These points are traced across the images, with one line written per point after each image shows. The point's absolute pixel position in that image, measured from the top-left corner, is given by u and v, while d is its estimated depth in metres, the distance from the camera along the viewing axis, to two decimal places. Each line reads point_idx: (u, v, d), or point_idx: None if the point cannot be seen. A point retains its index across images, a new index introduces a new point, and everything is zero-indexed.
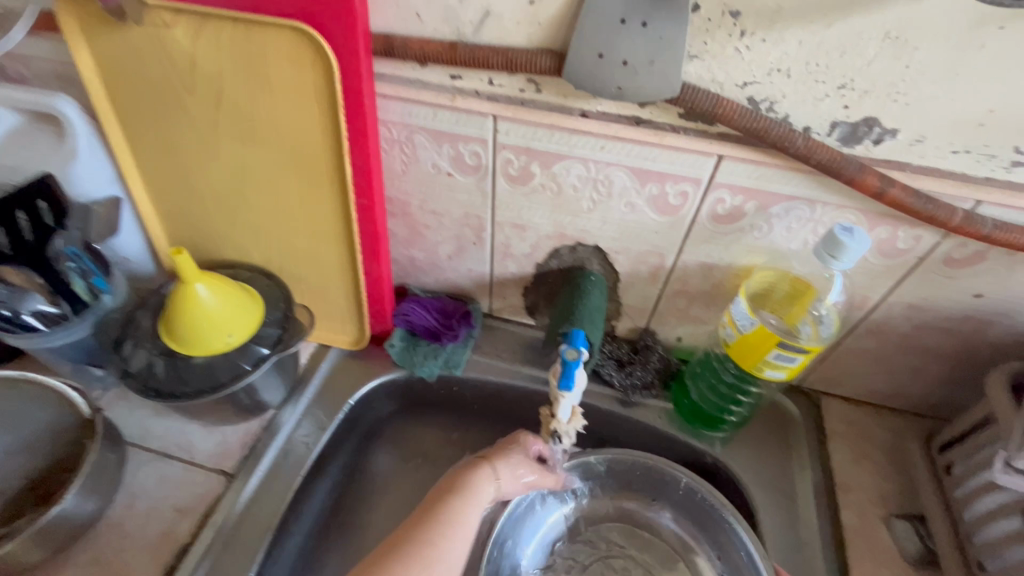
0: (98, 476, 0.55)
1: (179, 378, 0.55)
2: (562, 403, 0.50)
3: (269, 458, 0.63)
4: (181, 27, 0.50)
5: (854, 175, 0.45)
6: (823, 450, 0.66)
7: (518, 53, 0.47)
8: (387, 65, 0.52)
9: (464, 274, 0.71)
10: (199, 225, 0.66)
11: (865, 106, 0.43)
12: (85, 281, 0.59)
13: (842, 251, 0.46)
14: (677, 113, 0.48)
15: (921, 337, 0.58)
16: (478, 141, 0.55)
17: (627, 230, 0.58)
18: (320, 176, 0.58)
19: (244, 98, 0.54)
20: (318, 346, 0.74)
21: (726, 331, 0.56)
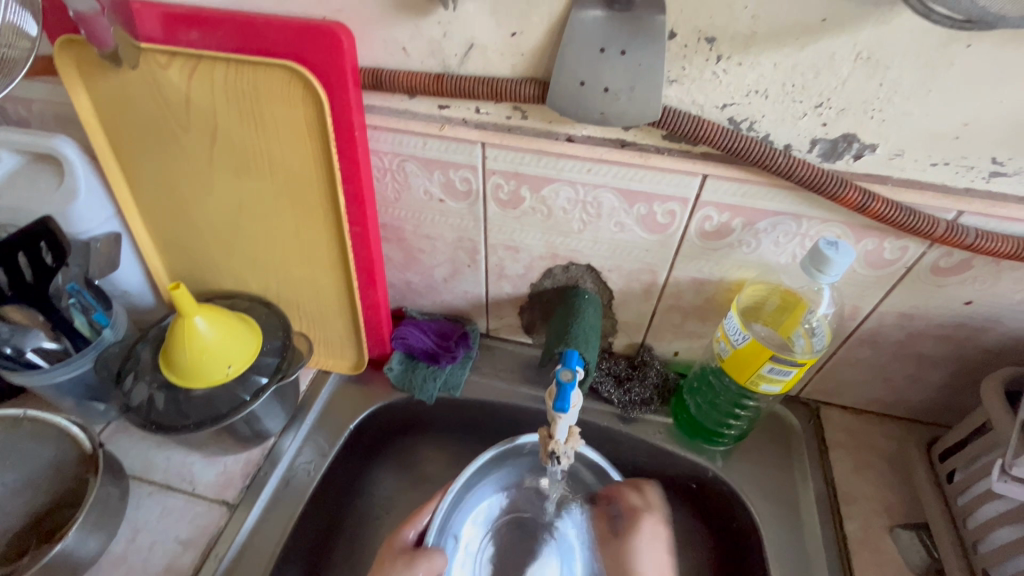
0: (103, 509, 0.55)
1: (180, 410, 0.56)
2: (560, 424, 0.50)
3: (271, 487, 0.63)
4: (175, 68, 0.52)
5: (835, 191, 0.46)
6: (824, 459, 0.66)
7: (504, 82, 0.48)
8: (379, 97, 0.53)
9: (460, 295, 0.72)
10: (199, 255, 0.67)
11: (842, 124, 0.44)
12: (86, 317, 0.60)
13: (829, 266, 0.46)
14: (661, 135, 0.49)
15: (916, 345, 0.59)
16: (469, 168, 0.56)
17: (618, 248, 0.59)
18: (313, 206, 0.58)
19: (237, 135, 0.55)
20: (319, 371, 0.74)
21: (720, 345, 0.57)
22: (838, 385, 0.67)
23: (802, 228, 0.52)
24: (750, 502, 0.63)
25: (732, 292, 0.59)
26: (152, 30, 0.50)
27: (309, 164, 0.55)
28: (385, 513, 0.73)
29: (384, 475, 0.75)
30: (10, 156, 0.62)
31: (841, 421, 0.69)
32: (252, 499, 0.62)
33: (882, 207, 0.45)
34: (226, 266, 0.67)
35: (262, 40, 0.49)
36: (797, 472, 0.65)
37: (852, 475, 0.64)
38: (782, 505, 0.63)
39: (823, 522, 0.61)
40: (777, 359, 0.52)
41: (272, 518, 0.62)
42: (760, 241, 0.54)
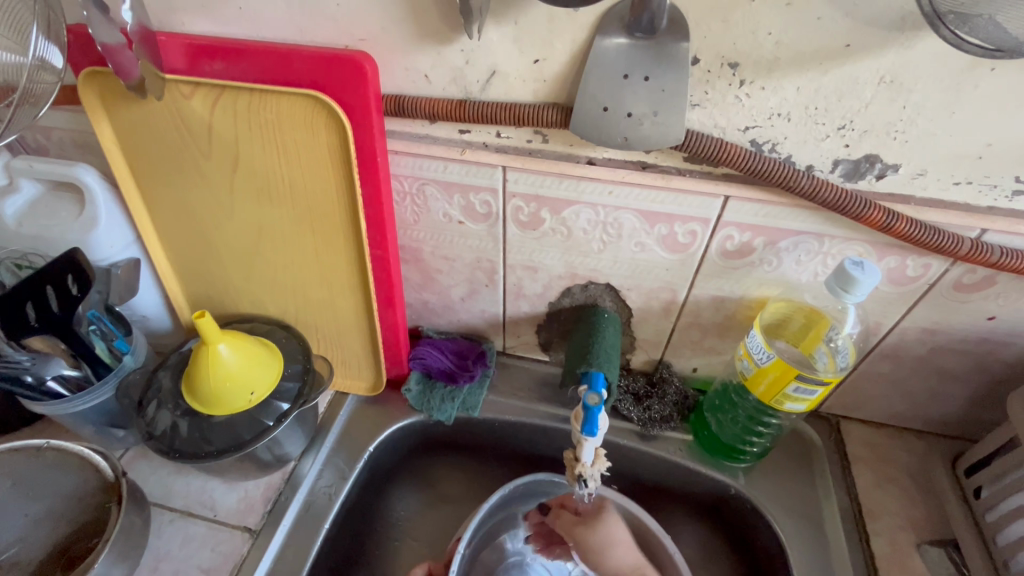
0: (127, 539, 0.55)
1: (204, 436, 0.56)
2: (586, 448, 0.51)
3: (293, 512, 0.63)
4: (198, 97, 0.52)
5: (860, 212, 0.46)
6: (847, 474, 0.66)
7: (526, 107, 0.49)
8: (400, 123, 0.54)
9: (477, 314, 0.72)
10: (218, 280, 0.67)
11: (865, 145, 0.45)
12: (105, 343, 0.60)
13: (854, 286, 0.46)
14: (681, 158, 0.50)
15: (939, 360, 0.59)
16: (489, 191, 0.56)
17: (638, 267, 0.59)
18: (334, 231, 0.59)
19: (258, 162, 0.55)
20: (337, 393, 0.74)
21: (744, 364, 0.57)
22: (858, 400, 0.66)
23: (824, 247, 0.52)
24: (775, 518, 0.62)
25: (754, 309, 0.59)
26: (175, 61, 0.51)
27: (330, 190, 0.56)
28: (405, 534, 0.73)
29: (403, 496, 0.74)
30: (29, 185, 0.62)
31: (863, 435, 0.68)
32: (275, 525, 0.62)
33: (907, 227, 0.46)
34: (244, 290, 0.67)
35: (285, 70, 0.49)
36: (820, 488, 0.65)
37: (877, 491, 0.64)
38: (806, 520, 0.62)
39: (850, 539, 0.61)
40: (802, 378, 0.52)
41: (293, 545, 0.61)
42: (781, 260, 0.54)
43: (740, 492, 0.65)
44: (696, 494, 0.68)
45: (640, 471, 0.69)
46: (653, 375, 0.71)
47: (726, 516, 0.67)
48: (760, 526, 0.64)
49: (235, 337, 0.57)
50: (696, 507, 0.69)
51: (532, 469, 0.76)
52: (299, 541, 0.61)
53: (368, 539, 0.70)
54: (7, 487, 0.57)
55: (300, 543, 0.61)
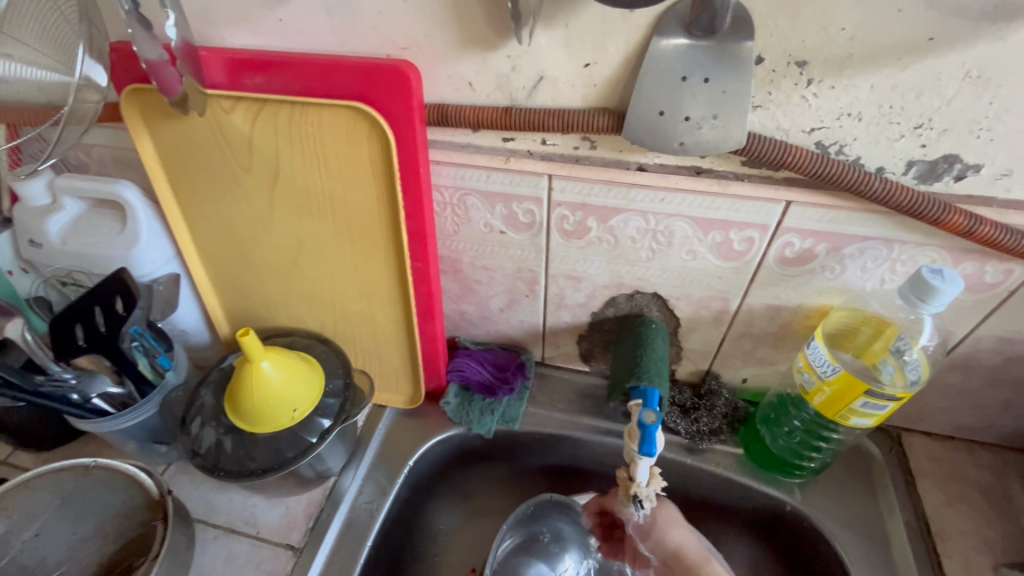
0: (174, 557, 0.54)
1: (247, 453, 0.55)
2: (642, 467, 0.51)
3: (335, 528, 0.62)
4: (240, 112, 0.52)
5: (939, 216, 0.43)
6: (912, 490, 0.62)
7: (575, 113, 0.47)
8: (441, 133, 0.52)
9: (515, 325, 0.70)
10: (256, 293, 0.66)
11: (943, 145, 0.42)
12: (148, 359, 0.59)
13: (934, 296, 0.43)
14: (740, 162, 0.47)
15: (1017, 370, 0.55)
16: (533, 201, 0.55)
17: (688, 277, 0.57)
18: (374, 243, 0.58)
19: (299, 175, 0.54)
20: (375, 406, 0.73)
21: (805, 376, 0.54)
22: (921, 411, 0.63)
23: (892, 252, 0.49)
24: (833, 536, 0.59)
25: (813, 318, 0.56)
26: (216, 76, 0.50)
27: (370, 202, 0.54)
28: (444, 550, 0.71)
29: (442, 511, 0.73)
30: (72, 202, 0.62)
31: (928, 448, 0.65)
32: (318, 542, 0.61)
33: (990, 231, 0.43)
34: (283, 303, 0.66)
35: (328, 82, 0.48)
36: (884, 504, 0.61)
37: (947, 509, 0.60)
38: (871, 540, 0.59)
39: (921, 562, 0.57)
40: (871, 393, 0.49)
41: (335, 564, 0.60)
42: (844, 267, 0.51)
43: (796, 509, 0.62)
44: (749, 509, 0.65)
45: (688, 486, 0.67)
46: (699, 387, 0.68)
47: (781, 534, 0.64)
48: (818, 544, 0.60)
49: (277, 354, 0.56)
50: (747, 522, 0.66)
51: (574, 482, 0.74)
52: (342, 559, 0.60)
53: (408, 555, 0.68)
54: (56, 506, 0.57)
55: (343, 561, 0.60)
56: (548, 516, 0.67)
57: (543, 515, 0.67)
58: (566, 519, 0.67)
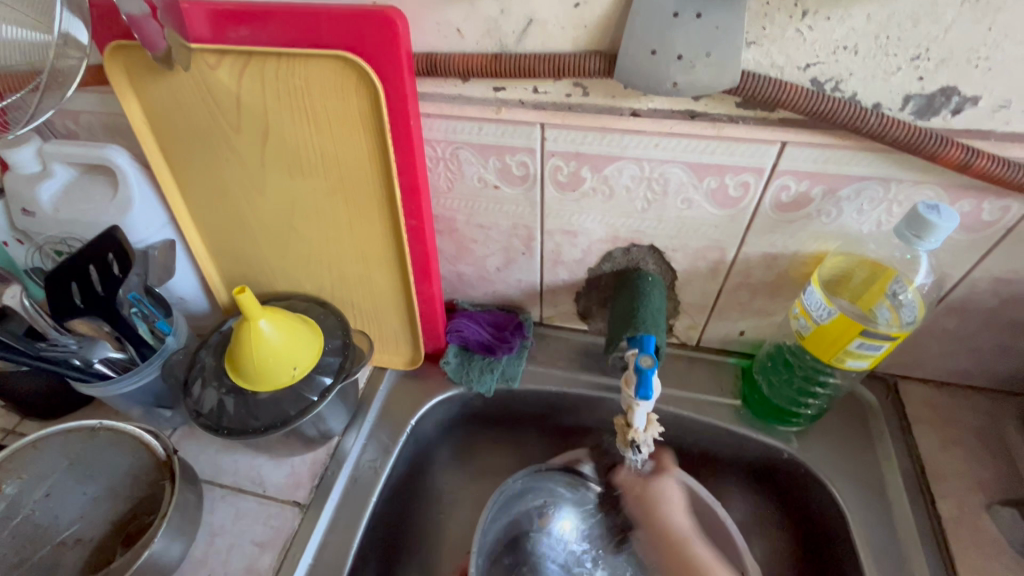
0: (183, 515, 0.56)
1: (250, 412, 0.56)
2: (639, 412, 0.52)
3: (340, 486, 0.63)
4: (225, 67, 0.51)
5: (936, 150, 0.42)
6: (908, 435, 0.63)
7: (566, 57, 0.46)
8: (431, 84, 0.52)
9: (513, 285, 0.70)
10: (253, 258, 0.66)
11: (941, 77, 0.41)
12: (148, 325, 0.60)
13: (930, 231, 0.43)
14: (735, 103, 0.46)
15: (1014, 312, 0.55)
16: (526, 151, 0.54)
17: (685, 227, 0.56)
18: (367, 201, 0.57)
19: (289, 132, 0.54)
20: (376, 368, 0.73)
21: (801, 322, 0.54)
22: (918, 357, 0.63)
23: (888, 192, 0.48)
24: (832, 483, 0.60)
25: (809, 265, 0.56)
26: (200, 30, 0.49)
27: (362, 157, 0.54)
28: (448, 507, 0.73)
29: (446, 469, 0.74)
30: (62, 169, 0.61)
31: (924, 394, 0.65)
32: (324, 498, 0.62)
33: (987, 164, 0.42)
34: (280, 267, 0.66)
35: (313, 31, 0.47)
36: (879, 449, 0.62)
37: (942, 452, 0.61)
38: (864, 486, 0.60)
39: (914, 502, 0.58)
40: (866, 333, 0.49)
41: (342, 519, 0.61)
42: (840, 210, 0.51)
43: (793, 456, 0.63)
44: (747, 457, 0.66)
45: (687, 437, 0.67)
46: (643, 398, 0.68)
47: (779, 482, 0.65)
48: (814, 490, 0.62)
49: (275, 313, 0.56)
50: (745, 471, 0.67)
51: (574, 439, 0.75)
52: (348, 515, 0.62)
53: (414, 512, 0.70)
54: (65, 467, 0.58)
55: (350, 516, 0.61)
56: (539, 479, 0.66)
57: (533, 483, 0.66)
58: (561, 480, 0.66)
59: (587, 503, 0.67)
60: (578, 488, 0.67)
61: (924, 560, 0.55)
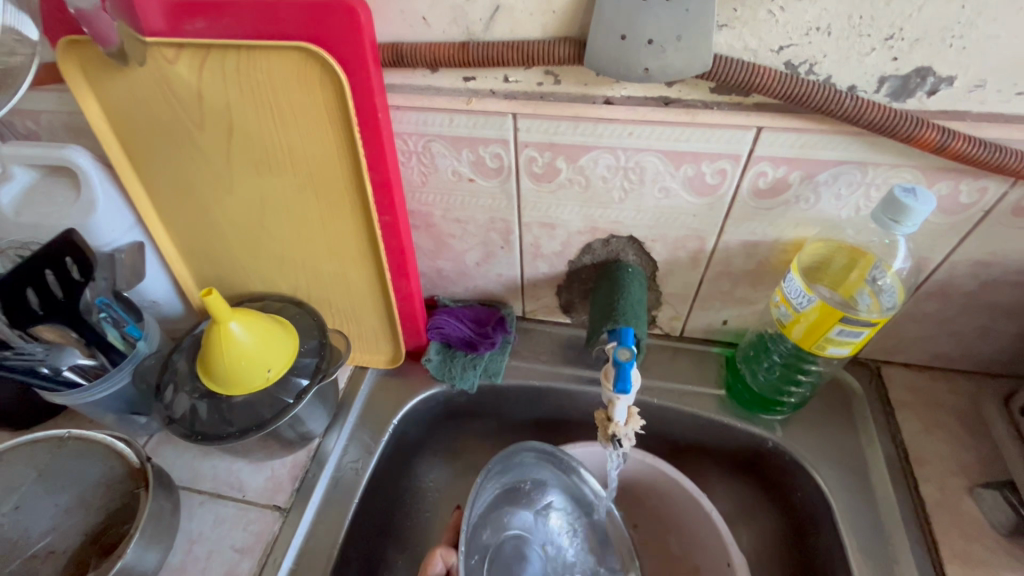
0: (158, 523, 0.54)
1: (224, 417, 0.54)
2: (619, 405, 0.51)
3: (322, 488, 0.62)
4: (184, 62, 0.49)
5: (911, 132, 0.42)
6: (892, 420, 0.63)
7: (534, 44, 0.45)
8: (400, 75, 0.50)
9: (494, 279, 0.69)
10: (226, 259, 0.65)
11: (916, 57, 0.40)
12: (117, 330, 0.58)
13: (907, 215, 0.42)
14: (709, 88, 0.45)
15: (994, 293, 0.55)
16: (500, 143, 0.53)
17: (663, 216, 0.55)
18: (338, 198, 0.56)
19: (255, 128, 0.52)
20: (357, 367, 0.72)
21: (782, 310, 0.53)
22: (900, 342, 0.63)
23: (865, 176, 0.48)
24: (816, 471, 0.60)
25: (789, 252, 0.55)
26: (155, 23, 0.47)
27: (330, 152, 0.52)
28: (435, 505, 0.72)
29: (431, 468, 0.73)
30: (22, 171, 0.59)
31: (908, 379, 0.65)
32: (305, 500, 0.61)
33: (963, 145, 0.42)
34: (254, 266, 0.65)
35: (272, 23, 0.45)
36: (862, 435, 0.62)
37: (924, 436, 0.61)
38: (847, 473, 0.60)
39: (897, 487, 0.58)
40: (846, 320, 0.48)
41: (323, 522, 0.60)
42: (818, 196, 0.50)
43: (778, 445, 0.62)
44: (732, 447, 0.65)
45: (672, 428, 0.67)
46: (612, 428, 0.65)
47: (764, 471, 0.65)
48: (798, 478, 0.61)
49: (247, 315, 0.55)
50: (730, 462, 0.67)
51: (560, 434, 0.74)
52: (329, 517, 0.61)
53: (399, 512, 0.69)
54: (34, 478, 0.56)
55: (332, 519, 0.60)
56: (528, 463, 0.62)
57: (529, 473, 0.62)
58: (554, 472, 0.63)
59: (581, 497, 0.64)
60: (572, 479, 0.64)
61: (908, 546, 0.54)
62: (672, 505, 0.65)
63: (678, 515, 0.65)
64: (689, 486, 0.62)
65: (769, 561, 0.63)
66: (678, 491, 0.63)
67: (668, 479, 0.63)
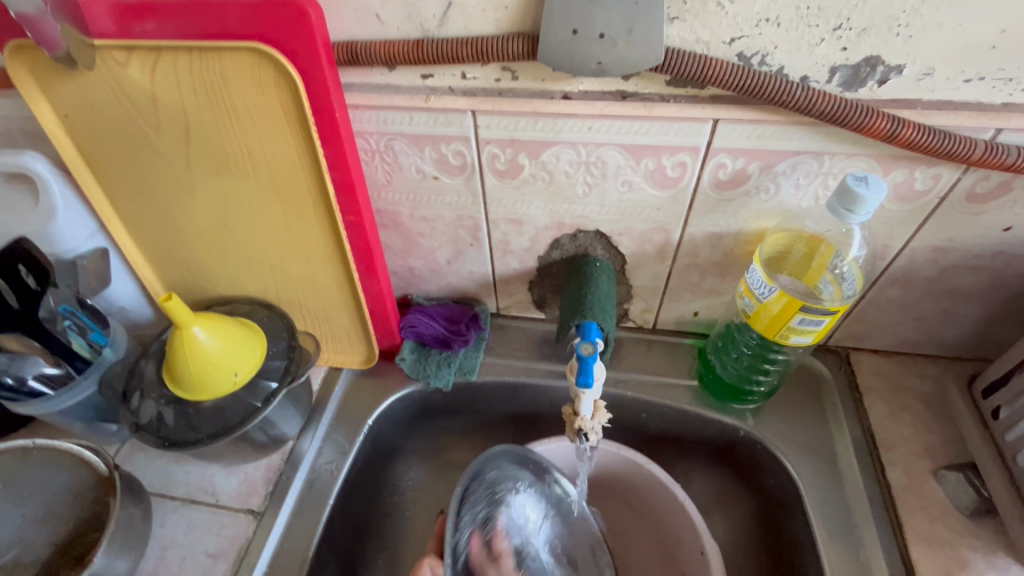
0: (127, 531, 0.54)
1: (191, 422, 0.54)
2: (584, 399, 0.51)
3: (296, 490, 0.62)
4: (136, 64, 0.48)
5: (861, 121, 0.42)
6: (860, 406, 0.64)
7: (488, 40, 0.44)
8: (357, 74, 0.50)
9: (466, 277, 0.69)
10: (192, 262, 0.64)
11: (865, 46, 0.41)
12: (82, 339, 0.57)
13: (859, 204, 0.43)
14: (664, 81, 0.45)
15: (954, 279, 0.56)
16: (461, 140, 0.53)
17: (627, 210, 0.56)
18: (301, 199, 0.55)
19: (212, 130, 0.52)
20: (331, 368, 0.72)
21: (746, 301, 0.54)
22: (868, 329, 0.64)
23: (823, 166, 0.48)
24: (786, 458, 0.61)
25: (753, 243, 0.56)
26: (103, 25, 0.46)
27: (289, 153, 0.52)
28: (413, 504, 0.72)
29: (409, 467, 0.73)
30: None
31: (876, 365, 0.66)
32: (279, 504, 0.61)
33: (913, 133, 0.42)
34: (220, 269, 0.64)
35: (222, 22, 0.45)
36: (832, 421, 0.63)
37: (892, 421, 0.62)
38: (816, 460, 0.60)
39: (864, 472, 0.59)
40: (806, 309, 0.49)
41: (298, 524, 0.60)
42: (778, 186, 0.50)
43: (748, 433, 0.63)
44: (705, 436, 0.66)
45: (646, 420, 0.67)
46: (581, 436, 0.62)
47: (737, 460, 0.65)
48: (770, 466, 0.62)
49: (211, 319, 0.55)
50: (704, 451, 0.67)
51: (537, 429, 0.75)
52: (305, 518, 0.61)
53: (376, 512, 0.69)
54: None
55: (306, 521, 0.60)
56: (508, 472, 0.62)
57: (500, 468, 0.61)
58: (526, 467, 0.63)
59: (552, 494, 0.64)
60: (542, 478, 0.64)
61: (874, 529, 0.55)
62: (648, 499, 0.66)
63: (654, 510, 0.65)
64: (665, 479, 0.63)
65: (743, 549, 0.64)
66: (654, 486, 0.64)
67: (646, 472, 0.64)
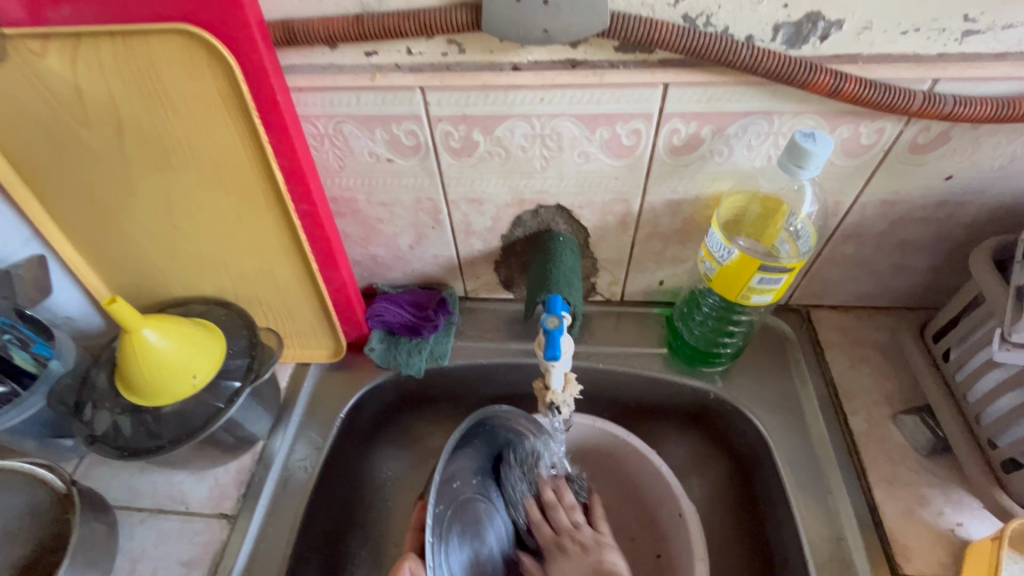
0: (91, 547, 0.52)
1: (151, 429, 0.52)
2: (555, 372, 0.52)
3: (269, 490, 0.61)
4: (54, 54, 0.45)
5: (806, 77, 0.42)
6: (822, 360, 0.66)
7: (430, 12, 0.43)
8: (297, 55, 0.48)
9: (430, 261, 0.68)
10: (139, 263, 0.61)
11: (805, 2, 0.41)
12: (25, 351, 0.54)
13: (808, 159, 0.43)
14: (613, 47, 0.45)
15: (902, 230, 0.57)
16: (412, 119, 0.51)
17: (586, 181, 0.55)
18: (248, 189, 0.53)
19: (145, 120, 0.49)
20: (298, 365, 0.70)
21: (707, 265, 0.55)
22: (824, 286, 0.66)
23: (773, 125, 0.49)
24: (756, 416, 0.62)
25: (710, 207, 0.56)
26: (12, 12, 0.43)
27: (231, 140, 0.49)
28: (393, 495, 0.71)
29: (387, 458, 0.72)
30: None
31: (836, 320, 0.68)
32: (252, 506, 0.59)
33: (855, 87, 0.43)
34: (171, 268, 0.61)
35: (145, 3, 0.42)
36: (798, 378, 0.65)
37: (852, 372, 0.64)
38: (784, 416, 0.62)
39: (829, 424, 0.61)
40: (764, 268, 0.50)
41: (275, 525, 0.59)
42: (731, 147, 0.51)
43: (719, 395, 0.64)
44: (679, 401, 0.67)
45: (619, 390, 0.68)
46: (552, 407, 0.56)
47: (710, 422, 0.67)
48: (741, 427, 0.64)
49: (165, 321, 0.52)
50: (679, 417, 0.68)
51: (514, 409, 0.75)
52: (282, 518, 0.59)
53: (356, 505, 0.68)
54: None
55: (283, 520, 0.59)
56: (494, 424, 0.60)
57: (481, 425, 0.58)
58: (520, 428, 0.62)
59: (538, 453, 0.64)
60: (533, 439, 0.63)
61: (841, 477, 0.57)
62: (627, 475, 0.67)
63: (635, 484, 0.67)
64: (645, 451, 0.63)
65: (719, 507, 0.65)
66: (635, 459, 0.65)
67: (627, 446, 0.64)
